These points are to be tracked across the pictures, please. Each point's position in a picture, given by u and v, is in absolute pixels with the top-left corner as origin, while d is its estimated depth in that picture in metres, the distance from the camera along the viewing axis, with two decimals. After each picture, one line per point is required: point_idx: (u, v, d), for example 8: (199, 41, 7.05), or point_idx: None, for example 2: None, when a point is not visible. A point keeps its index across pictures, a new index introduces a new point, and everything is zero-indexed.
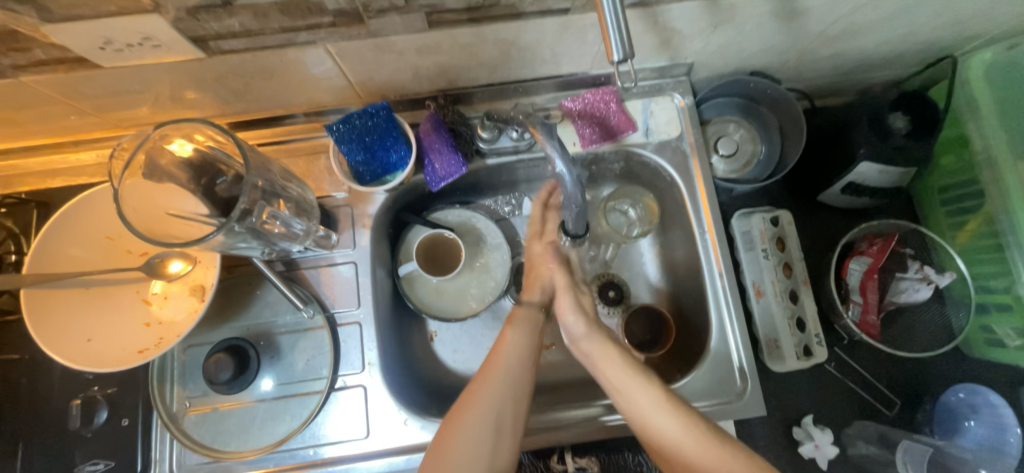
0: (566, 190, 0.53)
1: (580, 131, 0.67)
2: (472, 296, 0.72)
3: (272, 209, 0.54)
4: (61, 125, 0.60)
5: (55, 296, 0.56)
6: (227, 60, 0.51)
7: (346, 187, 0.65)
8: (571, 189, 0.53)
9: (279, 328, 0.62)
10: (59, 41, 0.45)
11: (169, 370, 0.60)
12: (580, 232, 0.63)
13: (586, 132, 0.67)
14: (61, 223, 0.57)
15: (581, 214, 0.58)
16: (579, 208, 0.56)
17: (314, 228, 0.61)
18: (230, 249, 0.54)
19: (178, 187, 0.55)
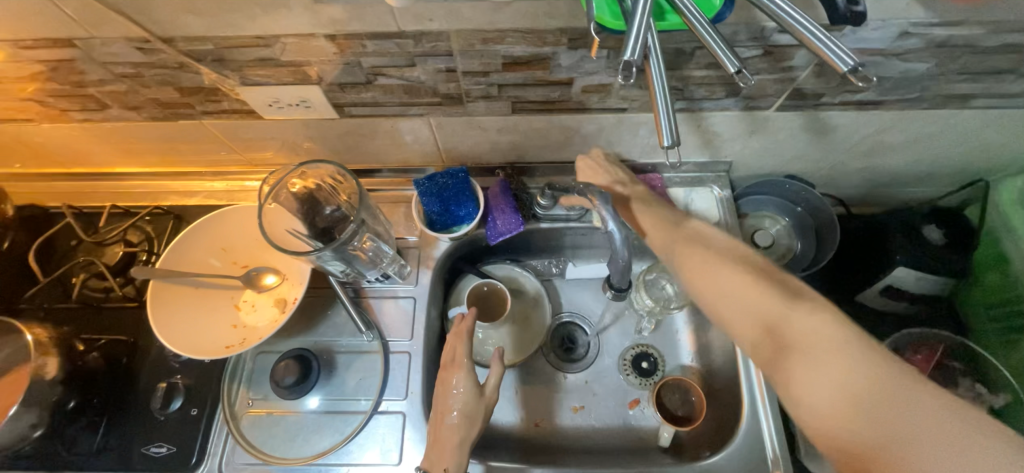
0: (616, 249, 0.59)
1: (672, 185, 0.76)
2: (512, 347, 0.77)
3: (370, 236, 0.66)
4: (211, 158, 0.76)
5: (173, 289, 0.67)
6: (352, 122, 0.66)
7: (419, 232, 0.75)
8: (621, 248, 0.59)
9: (340, 347, 0.69)
10: (243, 98, 0.60)
11: (240, 371, 0.68)
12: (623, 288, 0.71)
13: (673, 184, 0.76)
14: (195, 233, 0.70)
15: (627, 273, 0.65)
16: (625, 267, 0.63)
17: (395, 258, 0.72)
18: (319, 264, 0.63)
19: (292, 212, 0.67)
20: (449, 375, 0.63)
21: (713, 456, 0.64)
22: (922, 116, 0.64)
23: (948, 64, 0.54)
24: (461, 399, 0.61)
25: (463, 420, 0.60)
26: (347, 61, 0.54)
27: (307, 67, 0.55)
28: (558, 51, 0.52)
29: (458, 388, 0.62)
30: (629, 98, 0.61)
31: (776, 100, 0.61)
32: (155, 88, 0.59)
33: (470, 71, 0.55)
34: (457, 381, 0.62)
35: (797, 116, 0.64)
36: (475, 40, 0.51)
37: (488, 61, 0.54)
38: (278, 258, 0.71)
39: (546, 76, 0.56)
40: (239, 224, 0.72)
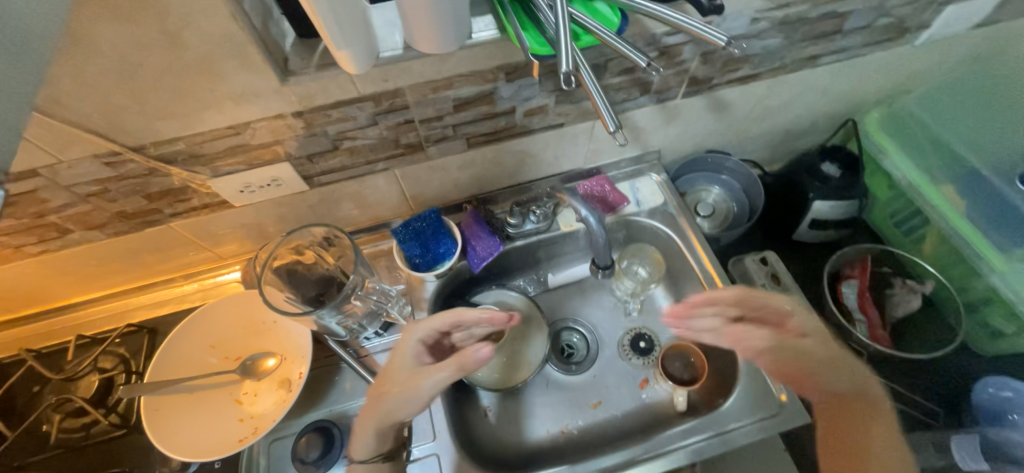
0: (592, 230, 0.74)
1: (602, 186, 0.84)
2: (523, 363, 0.81)
3: (372, 282, 0.71)
4: (179, 262, 0.76)
5: (166, 400, 0.63)
6: (322, 190, 0.70)
7: (403, 279, 0.78)
8: (597, 228, 0.74)
9: (354, 409, 0.68)
10: (215, 189, 0.62)
11: (256, 466, 0.64)
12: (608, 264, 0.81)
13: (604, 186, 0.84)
14: (179, 337, 0.68)
15: (608, 247, 0.78)
16: (603, 244, 0.76)
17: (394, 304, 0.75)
18: (319, 321, 0.65)
19: (279, 279, 0.68)
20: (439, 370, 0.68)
21: (728, 399, 0.72)
22: (789, 79, 0.80)
23: (792, 35, 0.70)
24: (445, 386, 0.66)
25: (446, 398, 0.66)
26: (314, 132, 0.59)
27: (276, 146, 0.59)
28: (499, 85, 0.61)
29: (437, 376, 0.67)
30: (565, 113, 0.71)
31: (679, 89, 0.74)
32: (122, 200, 0.60)
33: (427, 118, 0.62)
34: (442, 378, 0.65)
35: (698, 100, 0.78)
36: (428, 90, 0.58)
37: (441, 106, 0.61)
38: (273, 339, 0.70)
39: (492, 109, 0.65)
40: (222, 317, 0.71)
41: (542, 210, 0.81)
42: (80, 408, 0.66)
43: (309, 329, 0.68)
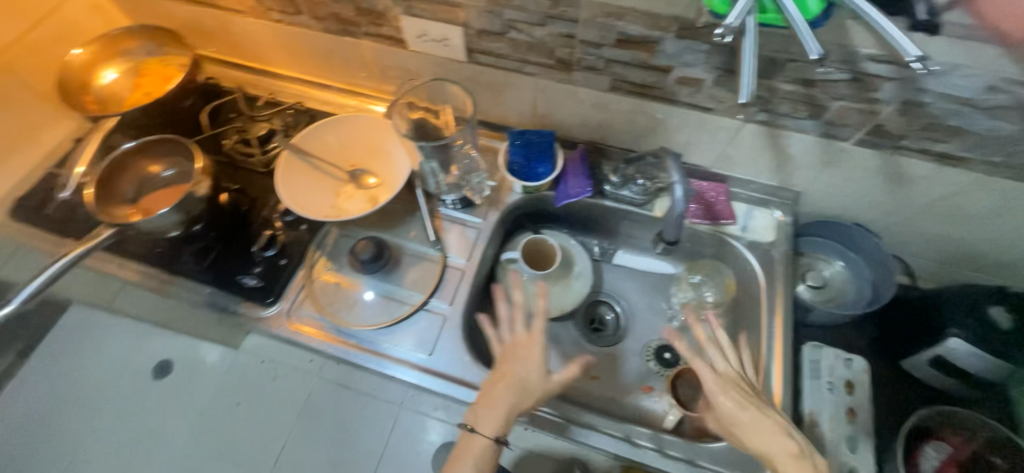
0: (673, 201, 0.68)
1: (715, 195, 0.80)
2: (551, 303, 0.85)
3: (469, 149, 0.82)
4: (352, 78, 0.92)
5: (297, 162, 0.81)
6: (474, 69, 0.78)
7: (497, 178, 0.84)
8: (678, 201, 0.68)
9: (407, 249, 0.80)
10: (401, 26, 0.74)
11: (323, 246, 0.80)
12: (672, 240, 0.77)
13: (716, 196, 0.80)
14: (327, 125, 0.83)
15: (678, 227, 0.73)
16: (675, 221, 0.72)
17: (479, 187, 0.83)
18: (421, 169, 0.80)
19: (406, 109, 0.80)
20: (519, 351, 0.68)
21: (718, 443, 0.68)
22: (1003, 186, 0.65)
23: None
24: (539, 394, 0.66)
25: (515, 407, 0.64)
26: (491, 10, 0.66)
27: (460, 9, 0.68)
28: (666, 37, 0.61)
29: (531, 361, 0.67)
30: (718, 99, 0.68)
31: (856, 132, 0.65)
32: (340, 4, 0.75)
33: (587, 41, 0.66)
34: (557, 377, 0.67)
35: (874, 156, 0.68)
36: (600, 12, 0.61)
37: (605, 34, 0.64)
38: (381, 166, 0.84)
39: (649, 59, 0.65)
40: (359, 129, 0.85)
41: (644, 184, 0.80)
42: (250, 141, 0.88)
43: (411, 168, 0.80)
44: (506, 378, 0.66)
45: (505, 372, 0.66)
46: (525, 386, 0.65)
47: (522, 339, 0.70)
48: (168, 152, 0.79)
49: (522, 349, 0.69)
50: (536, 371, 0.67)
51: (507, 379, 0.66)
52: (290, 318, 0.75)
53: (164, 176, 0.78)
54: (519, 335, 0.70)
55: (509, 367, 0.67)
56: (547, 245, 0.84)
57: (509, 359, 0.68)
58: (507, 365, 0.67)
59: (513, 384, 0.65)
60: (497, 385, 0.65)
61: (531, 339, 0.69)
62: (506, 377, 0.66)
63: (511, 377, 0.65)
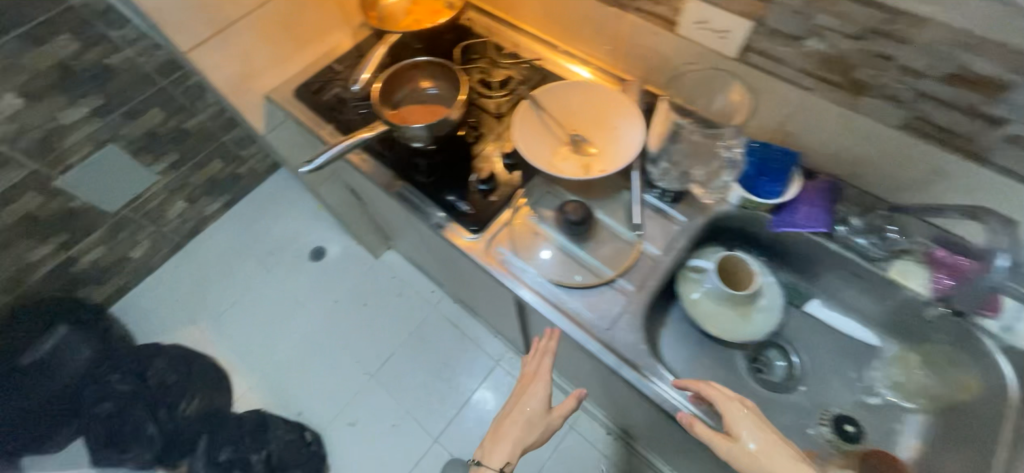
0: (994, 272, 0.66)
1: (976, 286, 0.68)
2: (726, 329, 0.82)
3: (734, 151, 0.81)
4: (590, 44, 0.92)
5: (529, 112, 0.86)
6: (738, 68, 0.74)
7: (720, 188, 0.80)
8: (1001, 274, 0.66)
9: (606, 224, 0.81)
10: (682, 8, 0.73)
11: (529, 196, 0.84)
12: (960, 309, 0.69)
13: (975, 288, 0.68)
14: (564, 86, 0.87)
15: (978, 300, 0.68)
16: (981, 292, 0.67)
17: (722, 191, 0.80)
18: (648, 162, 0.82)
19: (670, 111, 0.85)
20: (524, 399, 0.75)
21: None
22: None
23: None
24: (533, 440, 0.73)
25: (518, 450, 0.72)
26: (804, 11, 0.62)
27: (764, 3, 0.64)
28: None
29: (533, 397, 0.74)
30: None
31: None
32: None
33: (906, 67, 0.59)
34: (556, 414, 0.75)
35: None
36: (948, 39, 0.55)
37: (937, 64, 0.57)
38: (600, 137, 0.85)
39: (980, 104, 0.57)
40: (591, 97, 0.87)
41: (888, 238, 0.73)
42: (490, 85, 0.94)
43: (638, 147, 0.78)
44: (511, 411, 0.75)
45: (516, 403, 0.75)
46: (528, 422, 0.73)
47: (530, 373, 0.78)
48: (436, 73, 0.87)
49: (533, 380, 0.76)
50: (541, 397, 0.75)
51: (517, 418, 0.74)
52: (485, 252, 0.80)
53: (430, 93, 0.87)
54: (540, 364, 0.77)
55: (528, 393, 0.75)
56: (746, 269, 0.80)
57: (519, 394, 0.76)
58: (517, 397, 0.76)
59: (521, 424, 0.73)
60: (508, 415, 0.75)
61: (539, 367, 0.77)
62: (519, 408, 0.74)
63: (518, 411, 0.74)
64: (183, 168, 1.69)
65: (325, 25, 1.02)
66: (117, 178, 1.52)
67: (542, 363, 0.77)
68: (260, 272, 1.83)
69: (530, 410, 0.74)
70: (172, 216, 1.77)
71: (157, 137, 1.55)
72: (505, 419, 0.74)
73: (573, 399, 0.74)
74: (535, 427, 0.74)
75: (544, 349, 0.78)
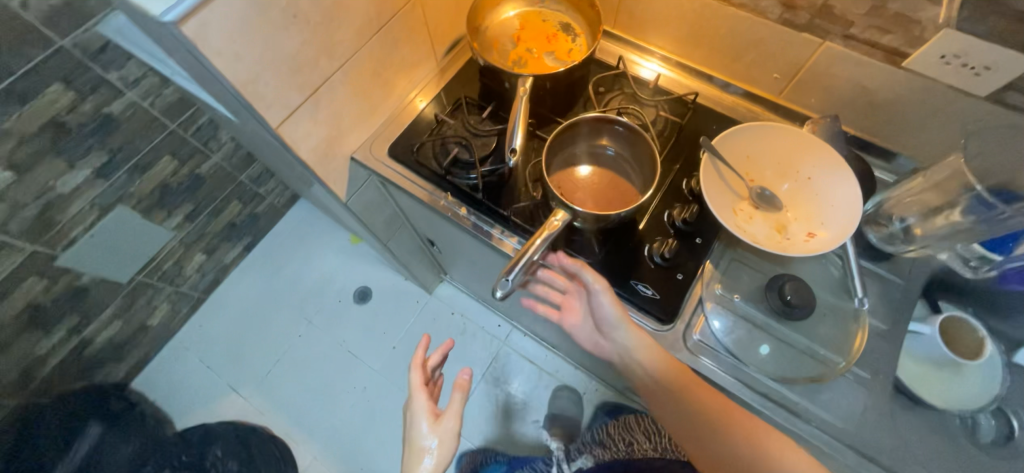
0: None
1: None
2: (936, 391, 0.64)
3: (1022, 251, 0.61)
4: (751, 73, 0.79)
5: (706, 166, 0.71)
6: (984, 107, 0.62)
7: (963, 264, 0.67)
8: None
9: (820, 297, 0.69)
10: (926, 40, 0.59)
11: (717, 269, 0.72)
12: None
13: None
14: (743, 131, 0.72)
15: None
16: None
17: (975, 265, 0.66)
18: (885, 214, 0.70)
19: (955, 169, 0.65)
20: (417, 459, 0.69)
21: None
22: None
23: None
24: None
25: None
26: None
27: None
28: None
29: (418, 404, 0.73)
30: None
31: None
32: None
33: None
34: (447, 420, 0.70)
35: None
36: None
37: None
38: (788, 190, 0.72)
39: None
40: (773, 142, 0.73)
41: None
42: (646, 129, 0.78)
43: (858, 204, 0.65)
44: (420, 433, 0.70)
45: (412, 438, 0.71)
46: (442, 436, 0.70)
47: (414, 409, 0.73)
48: (615, 130, 0.72)
49: (433, 414, 0.72)
50: (421, 395, 0.74)
51: None
52: (685, 347, 0.68)
53: (608, 155, 0.74)
54: (416, 376, 0.75)
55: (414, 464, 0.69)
56: (974, 338, 0.66)
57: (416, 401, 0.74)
58: None
59: (426, 434, 0.70)
60: None
61: (418, 384, 0.75)
62: (415, 455, 0.69)
63: (415, 444, 0.70)
64: (200, 219, 1.45)
65: (415, 61, 0.83)
66: (128, 242, 1.29)
67: (415, 376, 0.75)
68: (300, 322, 1.60)
69: (420, 404, 0.73)
70: (191, 273, 1.52)
71: (171, 189, 1.31)
72: (418, 459, 0.68)
73: (456, 390, 0.70)
74: (429, 420, 0.71)
75: (415, 412, 0.73)
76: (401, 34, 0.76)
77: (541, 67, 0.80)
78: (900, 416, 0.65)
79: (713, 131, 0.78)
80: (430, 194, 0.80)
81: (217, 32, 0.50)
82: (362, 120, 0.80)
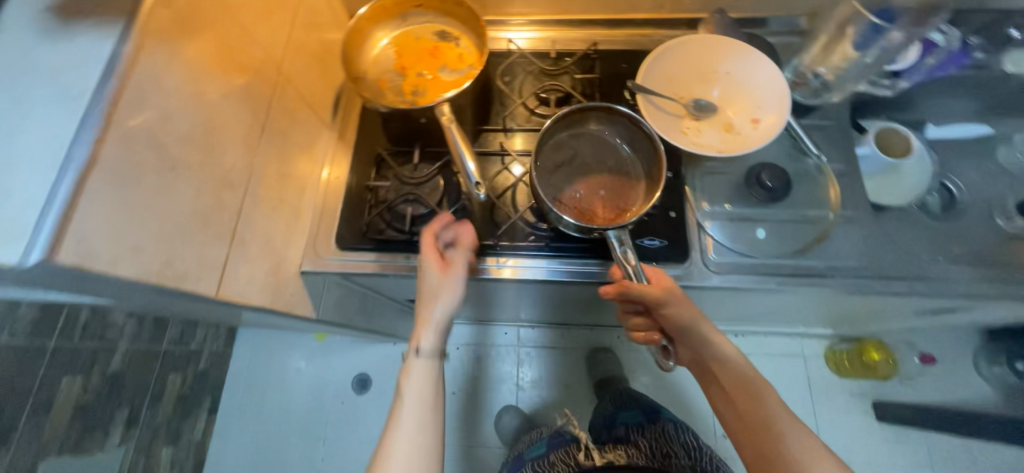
0: None
1: None
2: (887, 194, 0.74)
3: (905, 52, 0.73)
4: (629, 2, 0.80)
5: (643, 105, 0.72)
6: None
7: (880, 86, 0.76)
8: None
9: (787, 168, 0.75)
10: None
11: (695, 189, 0.75)
12: None
13: None
14: (655, 59, 0.74)
15: None
16: None
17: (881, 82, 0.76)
18: (797, 79, 0.78)
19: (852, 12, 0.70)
20: (406, 380, 0.62)
21: None
22: None
23: None
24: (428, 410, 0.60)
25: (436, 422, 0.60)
26: None
27: None
28: None
29: (426, 267, 0.64)
30: None
31: None
32: None
33: None
34: (459, 271, 0.64)
35: None
36: None
37: None
38: (715, 91, 0.76)
39: None
40: (683, 56, 0.75)
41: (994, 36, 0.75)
42: (569, 97, 0.78)
43: (779, 78, 0.71)
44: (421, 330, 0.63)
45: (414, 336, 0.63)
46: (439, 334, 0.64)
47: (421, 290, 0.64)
48: (625, 127, 0.71)
49: (445, 267, 0.64)
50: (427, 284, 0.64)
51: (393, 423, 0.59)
52: (708, 269, 0.69)
53: (624, 151, 0.72)
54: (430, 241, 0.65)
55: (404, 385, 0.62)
56: (900, 136, 0.76)
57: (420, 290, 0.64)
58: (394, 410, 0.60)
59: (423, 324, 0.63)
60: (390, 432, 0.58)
61: (428, 237, 0.65)
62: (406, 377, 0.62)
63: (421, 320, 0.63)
64: (142, 412, 1.23)
65: (310, 140, 0.74)
66: None
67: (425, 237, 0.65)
68: (314, 447, 1.40)
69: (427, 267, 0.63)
70: None
71: (93, 406, 1.11)
72: (416, 364, 0.62)
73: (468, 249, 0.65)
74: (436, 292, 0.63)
75: (429, 259, 0.64)
76: (284, 122, 0.67)
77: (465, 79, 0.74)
78: (886, 228, 0.73)
79: (627, 72, 0.79)
80: (407, 263, 0.70)
81: (99, 233, 0.39)
82: (292, 229, 0.70)
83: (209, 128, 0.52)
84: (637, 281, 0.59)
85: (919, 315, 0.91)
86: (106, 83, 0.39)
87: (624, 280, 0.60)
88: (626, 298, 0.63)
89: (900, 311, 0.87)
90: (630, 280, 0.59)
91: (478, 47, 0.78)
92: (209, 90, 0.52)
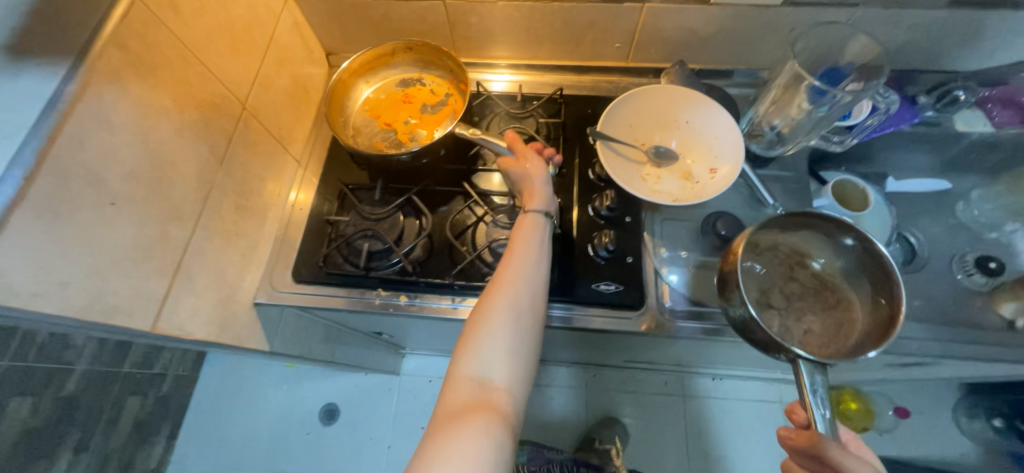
0: None
1: (994, 117, 0.82)
2: None
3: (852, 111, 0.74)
4: (594, 51, 0.83)
5: (603, 151, 0.73)
6: (781, 11, 0.72)
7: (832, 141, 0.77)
8: None
9: (745, 217, 0.76)
10: None
11: (654, 234, 0.75)
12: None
13: (1000, 116, 0.82)
14: (616, 106, 0.76)
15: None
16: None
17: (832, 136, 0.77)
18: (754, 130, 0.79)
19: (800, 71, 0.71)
20: (520, 261, 0.59)
21: None
22: None
23: None
24: (531, 284, 0.58)
25: (535, 300, 0.57)
26: None
27: None
28: None
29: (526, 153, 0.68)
30: None
31: None
32: None
33: None
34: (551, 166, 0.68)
35: None
36: None
37: None
38: (675, 138, 0.78)
39: None
40: (644, 103, 0.77)
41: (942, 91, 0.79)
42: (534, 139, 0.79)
43: (734, 128, 0.73)
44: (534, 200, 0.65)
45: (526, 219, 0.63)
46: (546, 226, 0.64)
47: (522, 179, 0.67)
48: (851, 249, 0.62)
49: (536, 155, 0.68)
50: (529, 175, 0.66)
51: (499, 290, 0.56)
52: (665, 315, 0.69)
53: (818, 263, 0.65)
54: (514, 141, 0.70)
55: (512, 261, 0.59)
56: (856, 189, 0.77)
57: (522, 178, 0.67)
58: (500, 281, 0.57)
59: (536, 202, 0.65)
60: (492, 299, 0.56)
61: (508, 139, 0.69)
62: (516, 258, 0.59)
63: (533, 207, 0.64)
64: (96, 437, 1.20)
65: (272, 173, 0.74)
66: None
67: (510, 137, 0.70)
68: None
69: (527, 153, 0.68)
70: None
71: None
72: (530, 246, 0.61)
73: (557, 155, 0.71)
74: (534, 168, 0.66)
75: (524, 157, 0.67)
76: (247, 155, 0.68)
77: (455, 105, 0.80)
78: None
79: (591, 117, 0.81)
80: (362, 299, 0.70)
81: (20, 270, 0.39)
82: (247, 261, 0.70)
83: (159, 164, 0.52)
84: (840, 450, 0.47)
85: (889, 367, 0.89)
86: (43, 122, 0.40)
87: (820, 437, 0.47)
88: (812, 457, 0.49)
89: (869, 362, 0.85)
90: (829, 447, 0.47)
91: (448, 78, 0.83)
92: (161, 125, 0.52)
